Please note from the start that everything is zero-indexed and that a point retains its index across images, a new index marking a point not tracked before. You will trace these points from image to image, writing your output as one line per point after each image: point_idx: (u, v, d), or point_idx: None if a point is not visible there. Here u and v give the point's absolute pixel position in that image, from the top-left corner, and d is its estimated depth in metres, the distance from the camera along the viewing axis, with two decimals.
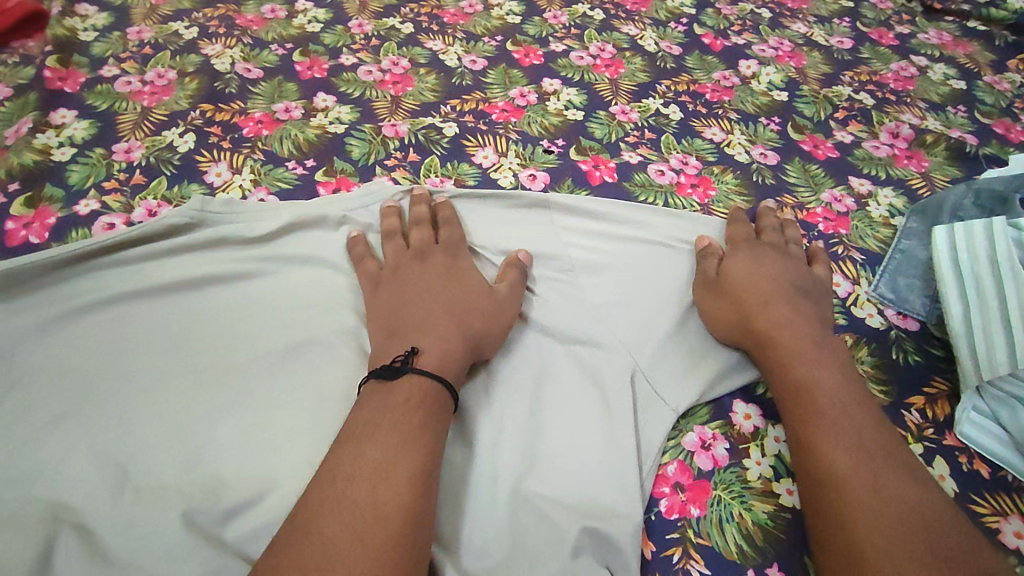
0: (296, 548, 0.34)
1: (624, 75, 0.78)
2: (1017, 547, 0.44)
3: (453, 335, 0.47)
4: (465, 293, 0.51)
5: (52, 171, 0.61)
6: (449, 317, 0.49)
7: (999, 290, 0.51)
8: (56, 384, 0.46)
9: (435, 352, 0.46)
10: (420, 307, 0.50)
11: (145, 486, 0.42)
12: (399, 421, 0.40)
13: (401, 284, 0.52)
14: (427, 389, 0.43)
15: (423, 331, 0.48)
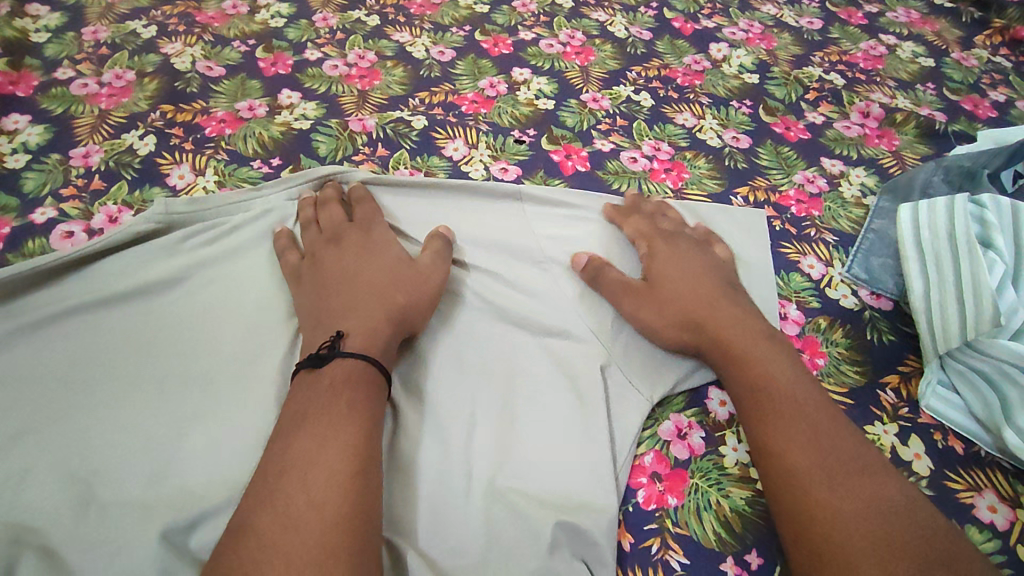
0: (231, 549, 0.34)
1: (595, 63, 0.77)
2: (991, 522, 0.43)
3: (376, 311, 0.47)
4: (381, 267, 0.51)
5: (5, 179, 0.59)
6: (368, 292, 0.49)
7: (952, 271, 0.49)
8: (15, 400, 0.44)
9: (359, 332, 0.45)
10: (342, 289, 0.49)
11: (111, 503, 0.40)
12: (325, 407, 0.40)
13: (320, 269, 0.51)
14: (355, 371, 0.42)
15: (349, 315, 0.47)
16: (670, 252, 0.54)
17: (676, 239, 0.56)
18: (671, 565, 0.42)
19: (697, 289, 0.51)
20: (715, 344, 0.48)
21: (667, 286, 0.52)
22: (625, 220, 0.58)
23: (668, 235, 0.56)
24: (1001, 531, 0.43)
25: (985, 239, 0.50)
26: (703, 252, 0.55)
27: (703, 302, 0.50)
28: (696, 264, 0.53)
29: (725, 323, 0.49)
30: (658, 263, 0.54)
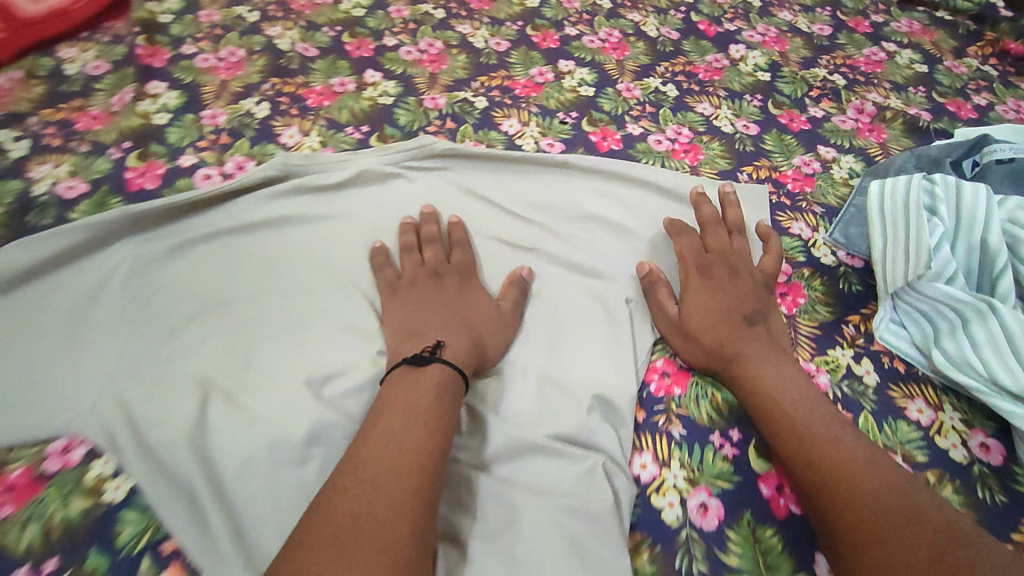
0: (349, 493, 0.42)
1: (629, 58, 0.90)
2: (917, 419, 0.57)
3: (467, 335, 0.57)
4: (478, 301, 0.61)
5: (154, 133, 0.73)
6: (465, 318, 0.59)
7: (902, 236, 0.60)
8: (189, 295, 0.59)
9: (454, 349, 0.55)
10: (438, 313, 0.59)
11: (266, 368, 0.55)
12: (434, 404, 0.49)
13: (419, 295, 0.61)
14: (453, 377, 0.52)
15: (443, 332, 0.57)
16: (697, 285, 0.63)
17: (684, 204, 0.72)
18: (673, 433, 0.56)
19: (727, 327, 0.60)
20: (731, 366, 0.57)
21: (691, 318, 0.60)
22: (661, 189, 0.73)
23: (704, 266, 0.64)
24: (923, 425, 0.56)
25: (932, 207, 0.60)
26: (731, 279, 0.63)
27: (719, 338, 0.59)
28: (724, 294, 0.62)
29: (741, 346, 0.58)
30: (687, 298, 0.62)
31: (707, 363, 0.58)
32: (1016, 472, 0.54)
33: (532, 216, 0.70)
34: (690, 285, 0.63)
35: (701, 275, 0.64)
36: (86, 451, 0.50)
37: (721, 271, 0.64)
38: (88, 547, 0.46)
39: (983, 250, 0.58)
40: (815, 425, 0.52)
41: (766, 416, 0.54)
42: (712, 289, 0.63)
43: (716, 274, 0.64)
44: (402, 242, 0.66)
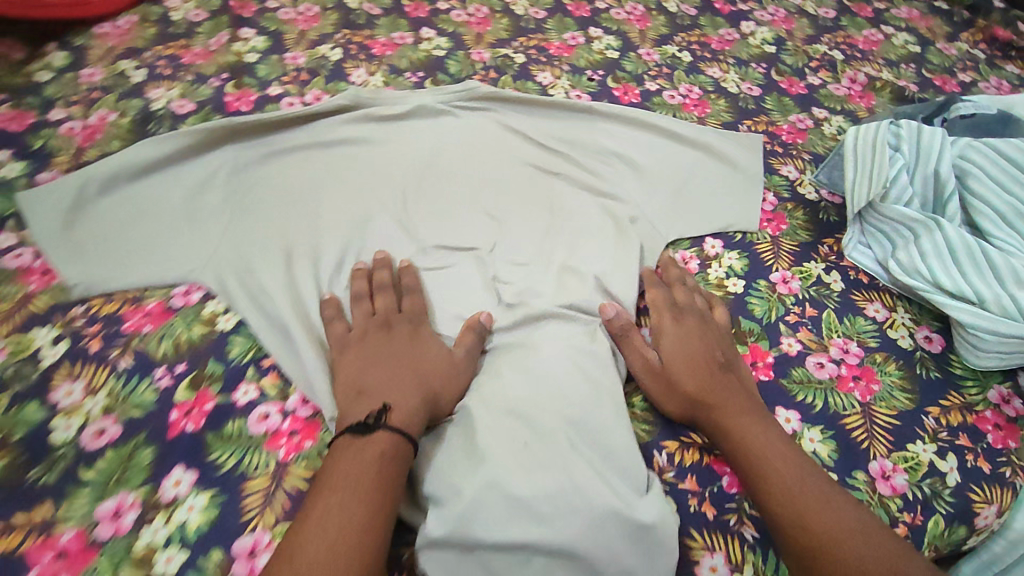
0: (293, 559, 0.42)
1: (651, 28, 1.03)
2: (874, 315, 0.69)
3: (416, 395, 0.54)
4: (430, 347, 0.59)
5: (246, 69, 0.87)
6: (414, 376, 0.55)
7: (869, 167, 0.70)
8: (277, 191, 0.73)
9: (402, 409, 0.52)
10: (385, 364, 0.56)
11: (339, 248, 0.69)
12: (382, 466, 0.48)
13: (365, 349, 0.58)
14: (394, 442, 0.50)
15: (391, 389, 0.54)
16: (672, 332, 0.62)
17: (691, 146, 0.83)
18: None
19: (709, 375, 0.59)
20: (709, 414, 0.57)
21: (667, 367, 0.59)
22: (673, 132, 0.84)
23: (676, 308, 0.64)
24: (878, 319, 0.68)
25: (896, 145, 0.71)
26: (702, 321, 0.63)
27: (702, 385, 0.58)
28: (697, 341, 0.61)
29: (717, 395, 0.57)
30: (664, 340, 0.61)
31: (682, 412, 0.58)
32: (952, 358, 0.66)
33: (559, 149, 0.82)
34: (661, 328, 0.63)
35: (672, 319, 0.63)
36: (203, 294, 0.64)
37: (693, 312, 0.64)
38: (207, 358, 0.59)
39: (936, 180, 0.70)
40: (795, 481, 0.52)
41: (744, 470, 0.54)
42: (683, 331, 0.62)
43: (680, 318, 0.63)
44: (354, 293, 0.64)
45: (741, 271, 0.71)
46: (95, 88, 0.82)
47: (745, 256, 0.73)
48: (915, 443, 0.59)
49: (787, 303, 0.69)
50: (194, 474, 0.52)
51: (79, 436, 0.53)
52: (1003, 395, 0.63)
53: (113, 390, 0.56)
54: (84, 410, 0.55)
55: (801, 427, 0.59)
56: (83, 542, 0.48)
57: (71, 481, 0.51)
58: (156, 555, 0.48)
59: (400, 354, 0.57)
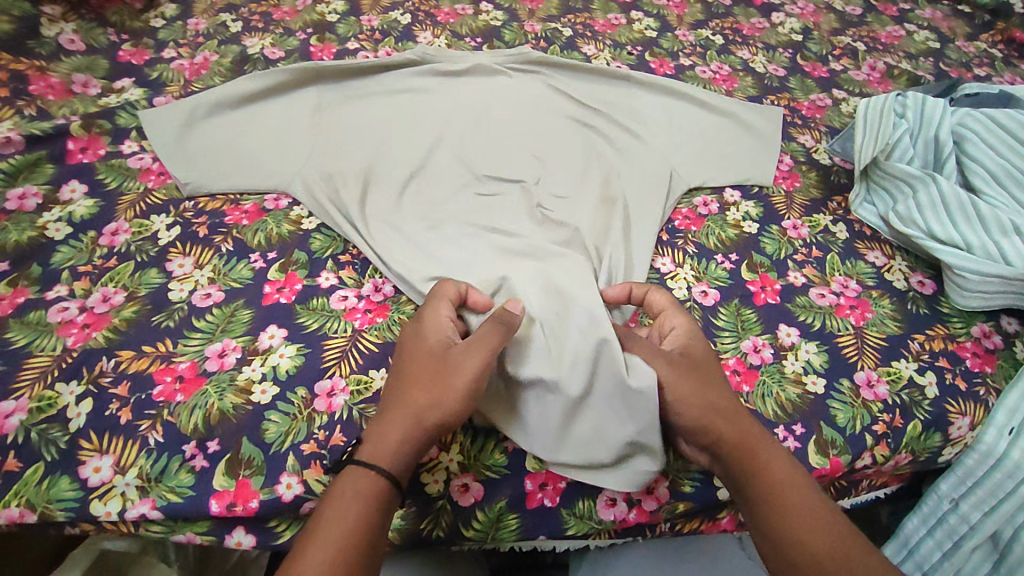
0: None
1: (688, 14, 1.13)
2: (873, 260, 0.77)
3: (396, 428, 0.50)
4: (421, 360, 0.54)
5: (327, 27, 0.99)
6: (398, 405, 0.51)
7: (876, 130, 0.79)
8: (351, 126, 0.83)
9: (376, 445, 0.49)
10: (394, 386, 0.53)
11: (403, 174, 0.78)
12: (349, 507, 0.46)
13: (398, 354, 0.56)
14: (363, 482, 0.48)
15: (378, 422, 0.51)
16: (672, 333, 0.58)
17: (723, 114, 0.91)
18: (687, 249, 0.76)
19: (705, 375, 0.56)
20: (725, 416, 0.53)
21: (680, 371, 0.55)
22: (707, 100, 0.92)
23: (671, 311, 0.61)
24: (877, 264, 0.77)
25: (901, 112, 0.81)
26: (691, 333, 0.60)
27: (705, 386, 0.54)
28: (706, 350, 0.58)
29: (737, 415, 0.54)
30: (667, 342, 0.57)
31: (685, 421, 0.54)
32: (942, 300, 0.74)
33: (603, 110, 0.90)
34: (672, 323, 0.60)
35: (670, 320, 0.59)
36: (290, 201, 0.75)
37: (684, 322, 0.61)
38: (294, 249, 0.70)
39: (935, 144, 0.79)
40: (790, 490, 0.51)
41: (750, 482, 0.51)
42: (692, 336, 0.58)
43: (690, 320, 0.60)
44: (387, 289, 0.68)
45: (756, 216, 0.81)
46: (201, 34, 0.95)
47: (760, 205, 0.82)
48: (899, 361, 0.67)
49: (795, 245, 0.78)
50: (284, 332, 0.62)
51: (190, 298, 0.64)
52: (985, 331, 0.71)
53: (216, 267, 0.68)
54: (193, 279, 0.66)
55: (800, 340, 0.68)
56: (195, 371, 0.59)
57: (186, 328, 0.62)
58: (253, 387, 0.58)
59: (402, 374, 0.54)
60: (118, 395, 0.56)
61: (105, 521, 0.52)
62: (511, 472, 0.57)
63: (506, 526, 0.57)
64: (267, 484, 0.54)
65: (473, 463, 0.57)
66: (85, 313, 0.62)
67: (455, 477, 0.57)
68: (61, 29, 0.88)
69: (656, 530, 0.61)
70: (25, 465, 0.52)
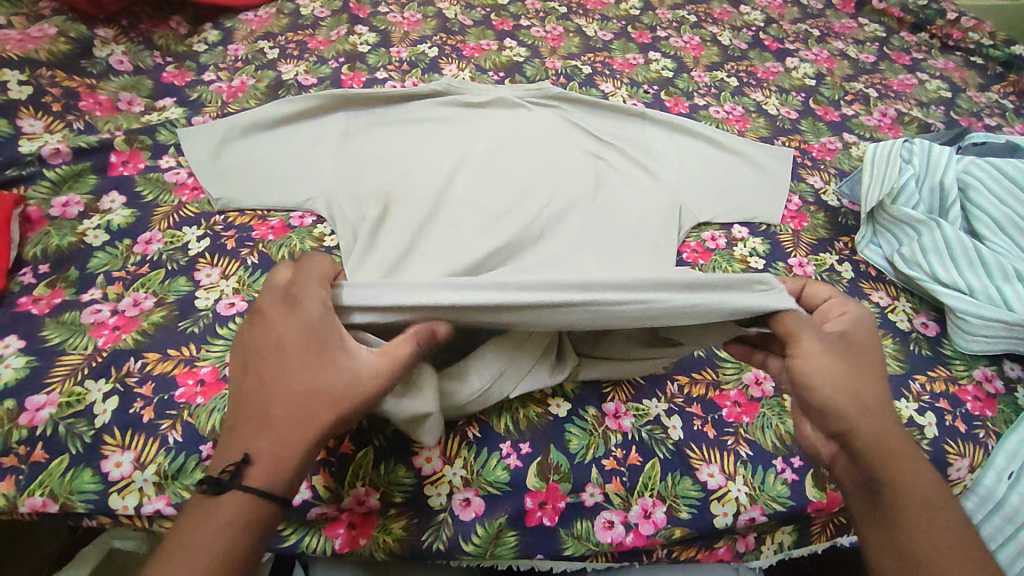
0: None
1: (704, 56, 1.17)
2: (878, 300, 0.78)
3: (292, 443, 0.45)
4: (302, 364, 0.46)
5: (359, 57, 1.04)
6: (289, 414, 0.45)
7: (884, 172, 0.81)
8: (375, 150, 0.87)
9: (264, 461, 0.44)
10: (277, 388, 0.46)
11: (422, 195, 0.81)
12: (219, 531, 0.42)
13: (269, 341, 0.48)
14: (243, 504, 0.43)
15: (260, 433, 0.45)
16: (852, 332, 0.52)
17: (733, 153, 0.94)
18: None
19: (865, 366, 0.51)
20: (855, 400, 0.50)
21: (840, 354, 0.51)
22: (718, 138, 0.95)
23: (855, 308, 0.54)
24: (882, 304, 0.78)
25: (908, 157, 0.83)
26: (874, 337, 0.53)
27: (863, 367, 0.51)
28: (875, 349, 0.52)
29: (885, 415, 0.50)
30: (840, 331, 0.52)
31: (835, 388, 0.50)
32: (945, 342, 0.74)
33: (617, 144, 0.94)
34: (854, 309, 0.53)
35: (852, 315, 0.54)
36: (314, 220, 0.80)
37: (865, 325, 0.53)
38: None
39: (941, 189, 0.81)
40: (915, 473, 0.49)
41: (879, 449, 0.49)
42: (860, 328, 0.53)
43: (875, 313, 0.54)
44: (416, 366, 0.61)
45: (762, 253, 0.83)
46: (240, 59, 1.01)
47: (767, 242, 0.85)
48: (900, 400, 0.68)
49: None
50: None
51: (215, 306, 0.68)
52: (987, 374, 0.72)
53: (241, 278, 0.71)
54: (219, 288, 0.69)
55: None
56: (216, 375, 0.61)
57: (210, 334, 0.65)
58: None
59: (275, 374, 0.46)
60: (143, 394, 0.59)
61: (122, 515, 0.55)
62: (512, 488, 0.59)
63: (505, 542, 0.58)
64: None
65: (475, 479, 0.58)
66: (116, 316, 0.65)
67: (458, 491, 0.58)
68: (112, 50, 0.94)
69: (652, 556, 0.62)
70: (51, 457, 0.55)
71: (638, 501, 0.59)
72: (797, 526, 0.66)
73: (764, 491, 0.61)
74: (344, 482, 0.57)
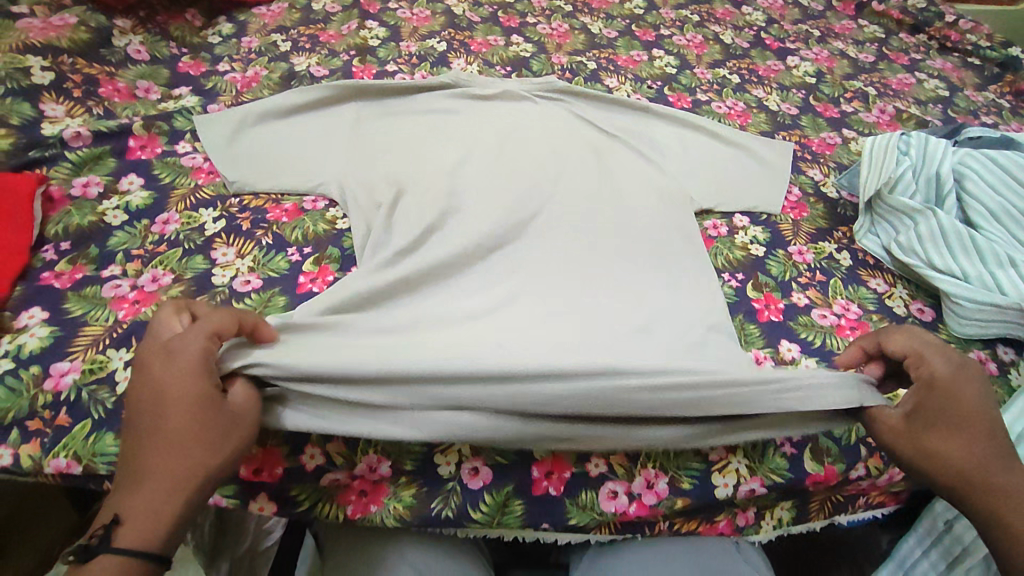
0: None
1: (706, 54, 1.20)
2: (875, 287, 0.80)
3: (167, 498, 0.46)
4: (180, 416, 0.48)
5: (369, 50, 1.07)
6: (164, 476, 0.47)
7: (882, 163, 0.84)
8: (385, 139, 0.89)
9: (136, 520, 0.45)
10: (156, 443, 0.48)
11: (432, 182, 0.83)
12: None
13: (147, 394, 0.49)
14: (111, 567, 0.44)
15: (134, 492, 0.46)
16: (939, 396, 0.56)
17: (734, 146, 0.96)
18: None
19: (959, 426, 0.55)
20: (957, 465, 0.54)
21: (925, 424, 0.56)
22: (719, 131, 0.97)
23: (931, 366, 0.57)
24: (879, 291, 0.80)
25: (905, 149, 0.85)
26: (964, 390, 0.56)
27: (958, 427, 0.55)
28: (977, 395, 0.55)
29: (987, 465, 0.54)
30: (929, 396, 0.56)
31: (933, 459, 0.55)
32: (940, 327, 0.76)
33: (622, 136, 0.96)
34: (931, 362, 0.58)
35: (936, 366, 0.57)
36: (326, 203, 0.81)
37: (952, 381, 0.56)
38: (328, 245, 0.76)
39: (937, 180, 0.83)
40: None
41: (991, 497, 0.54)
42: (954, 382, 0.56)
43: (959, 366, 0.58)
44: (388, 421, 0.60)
45: (763, 240, 0.85)
46: (253, 51, 1.03)
47: (767, 230, 0.87)
48: None
49: (800, 269, 0.81)
50: None
51: (231, 283, 0.70)
52: (981, 357, 0.73)
53: (256, 257, 0.73)
54: (235, 266, 0.72)
55: (800, 355, 0.71)
56: None
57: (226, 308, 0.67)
58: None
59: (154, 427, 0.48)
60: None
61: None
62: (518, 458, 0.61)
63: (512, 511, 0.60)
64: (293, 454, 0.59)
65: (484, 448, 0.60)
66: (135, 291, 0.67)
67: (466, 461, 0.60)
68: (130, 40, 0.96)
69: (654, 528, 0.64)
70: (74, 421, 0.57)
71: (641, 472, 0.61)
72: (796, 502, 0.67)
73: (763, 464, 0.63)
74: (357, 449, 0.59)
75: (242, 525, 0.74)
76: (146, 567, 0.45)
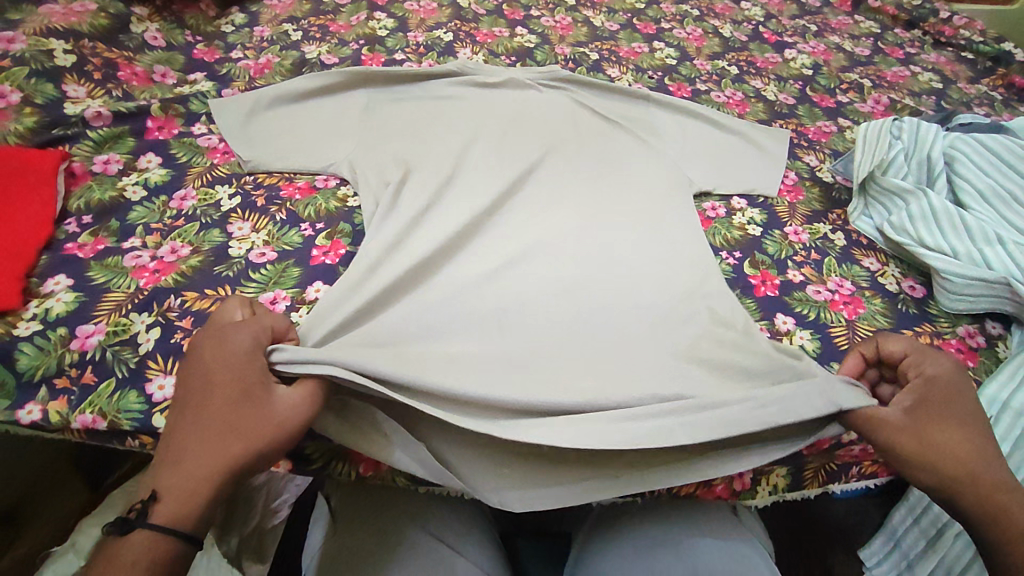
0: None
1: (706, 47, 1.23)
2: (869, 266, 0.83)
3: (202, 480, 0.47)
4: (225, 401, 0.50)
5: (378, 40, 1.10)
6: (202, 458, 0.48)
7: (875, 147, 0.87)
8: (394, 123, 0.92)
9: (174, 497, 0.47)
10: (201, 423, 0.49)
11: (439, 164, 0.85)
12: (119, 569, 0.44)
13: (202, 374, 0.52)
14: (144, 543, 0.45)
15: (174, 470, 0.48)
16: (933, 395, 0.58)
17: (732, 133, 0.99)
18: None
19: (952, 421, 0.57)
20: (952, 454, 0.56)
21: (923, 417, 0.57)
22: (718, 119, 1.00)
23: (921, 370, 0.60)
24: (872, 270, 0.82)
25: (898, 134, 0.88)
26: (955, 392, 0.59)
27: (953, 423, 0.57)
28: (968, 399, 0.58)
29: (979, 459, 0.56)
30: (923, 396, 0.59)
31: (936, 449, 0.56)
32: (931, 303, 0.79)
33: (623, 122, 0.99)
34: (931, 369, 0.60)
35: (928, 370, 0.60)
36: (337, 182, 0.84)
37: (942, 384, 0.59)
38: (339, 221, 0.78)
39: (929, 163, 0.86)
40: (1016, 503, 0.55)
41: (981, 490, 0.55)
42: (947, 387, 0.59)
43: (951, 366, 0.60)
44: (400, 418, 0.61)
45: (759, 221, 0.88)
46: (265, 40, 1.06)
47: (764, 213, 0.89)
48: None
49: (796, 249, 0.84)
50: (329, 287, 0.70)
51: (247, 255, 0.73)
52: (970, 331, 0.76)
53: (271, 232, 0.76)
54: (250, 240, 0.74)
55: (795, 327, 0.74)
56: None
57: (243, 278, 0.70)
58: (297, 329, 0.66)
59: (201, 408, 0.50)
60: (182, 326, 0.64)
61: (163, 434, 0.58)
62: None
63: None
64: None
65: None
66: (155, 261, 0.70)
67: None
68: (147, 28, 0.99)
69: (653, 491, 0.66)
70: (100, 380, 0.60)
71: None
72: (791, 468, 0.70)
73: None
74: None
75: (253, 499, 0.73)
76: (174, 546, 0.46)
